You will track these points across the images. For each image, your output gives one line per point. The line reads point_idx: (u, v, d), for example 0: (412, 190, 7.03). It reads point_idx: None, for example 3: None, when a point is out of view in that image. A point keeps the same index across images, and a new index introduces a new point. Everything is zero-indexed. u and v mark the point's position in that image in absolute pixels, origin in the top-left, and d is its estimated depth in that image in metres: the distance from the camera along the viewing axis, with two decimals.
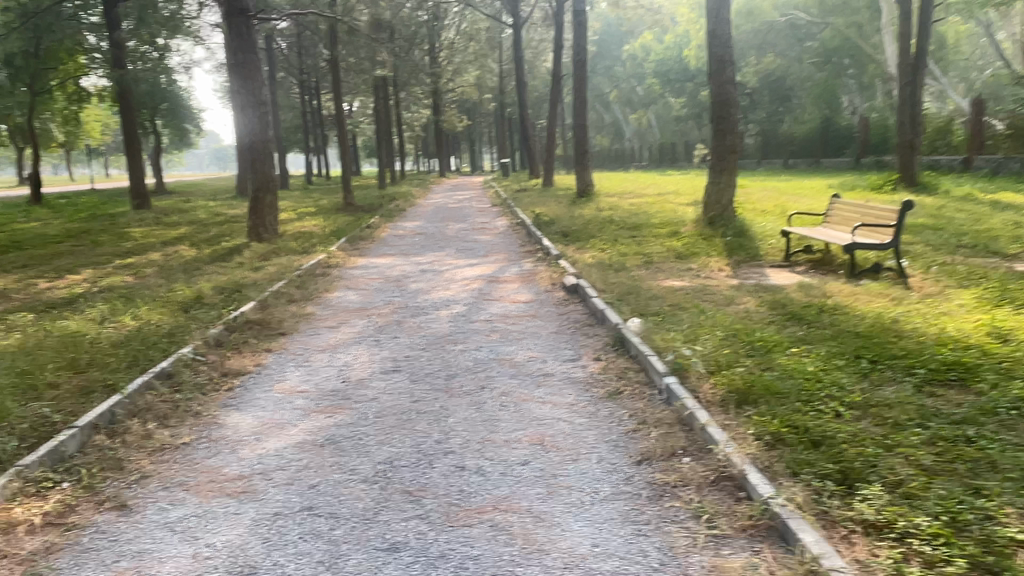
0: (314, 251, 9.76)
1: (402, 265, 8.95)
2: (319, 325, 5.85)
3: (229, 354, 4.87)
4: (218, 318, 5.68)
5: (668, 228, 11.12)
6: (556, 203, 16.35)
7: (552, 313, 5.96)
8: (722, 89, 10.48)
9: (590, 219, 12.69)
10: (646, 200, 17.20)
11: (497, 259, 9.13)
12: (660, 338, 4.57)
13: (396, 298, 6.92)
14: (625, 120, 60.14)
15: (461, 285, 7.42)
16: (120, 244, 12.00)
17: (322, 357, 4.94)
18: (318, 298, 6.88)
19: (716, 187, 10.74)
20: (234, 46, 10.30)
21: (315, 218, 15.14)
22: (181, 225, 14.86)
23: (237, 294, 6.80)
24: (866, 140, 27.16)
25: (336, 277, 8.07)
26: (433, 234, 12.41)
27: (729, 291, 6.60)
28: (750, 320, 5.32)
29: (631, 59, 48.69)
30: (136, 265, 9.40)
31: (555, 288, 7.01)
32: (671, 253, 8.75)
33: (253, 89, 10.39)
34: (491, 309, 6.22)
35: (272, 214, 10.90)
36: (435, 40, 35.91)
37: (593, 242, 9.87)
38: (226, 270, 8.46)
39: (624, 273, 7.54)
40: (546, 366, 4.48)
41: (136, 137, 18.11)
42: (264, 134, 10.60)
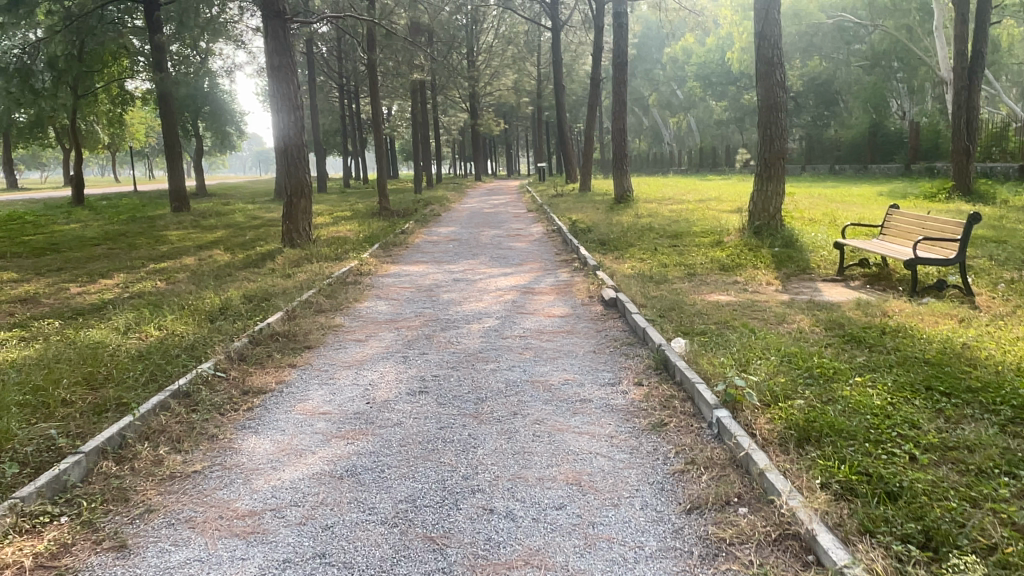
0: (346, 257, 9.59)
1: (435, 273, 8.73)
2: (346, 338, 5.62)
3: (250, 370, 4.65)
4: (242, 330, 5.48)
5: (711, 237, 10.72)
6: (594, 208, 16.01)
7: (590, 330, 5.64)
8: (770, 93, 10.16)
9: (628, 227, 12.34)
10: (687, 206, 16.76)
11: (532, 268, 8.84)
12: (708, 363, 4.23)
13: (426, 310, 6.68)
14: (664, 124, 59.40)
15: (494, 297, 7.14)
16: (155, 248, 12.02)
17: (347, 374, 4.69)
18: (347, 308, 6.67)
19: (763, 195, 10.33)
20: (270, 49, 10.17)
21: (350, 223, 15.03)
22: (217, 228, 14.88)
23: (266, 303, 6.62)
24: (917, 145, 26.22)
25: (367, 286, 7.87)
26: (467, 240, 12.18)
27: (778, 308, 6.21)
28: (804, 343, 4.94)
29: (671, 62, 48.07)
30: (169, 270, 9.33)
31: (592, 301, 6.69)
32: (715, 265, 8.36)
33: (290, 93, 10.26)
34: (526, 323, 5.94)
35: (306, 220, 10.74)
36: (473, 44, 35.82)
37: (633, 252, 9.52)
38: (257, 277, 8.32)
39: (666, 286, 7.20)
40: (583, 391, 4.16)
41: (176, 140, 18.24)
42: (301, 137, 10.46)
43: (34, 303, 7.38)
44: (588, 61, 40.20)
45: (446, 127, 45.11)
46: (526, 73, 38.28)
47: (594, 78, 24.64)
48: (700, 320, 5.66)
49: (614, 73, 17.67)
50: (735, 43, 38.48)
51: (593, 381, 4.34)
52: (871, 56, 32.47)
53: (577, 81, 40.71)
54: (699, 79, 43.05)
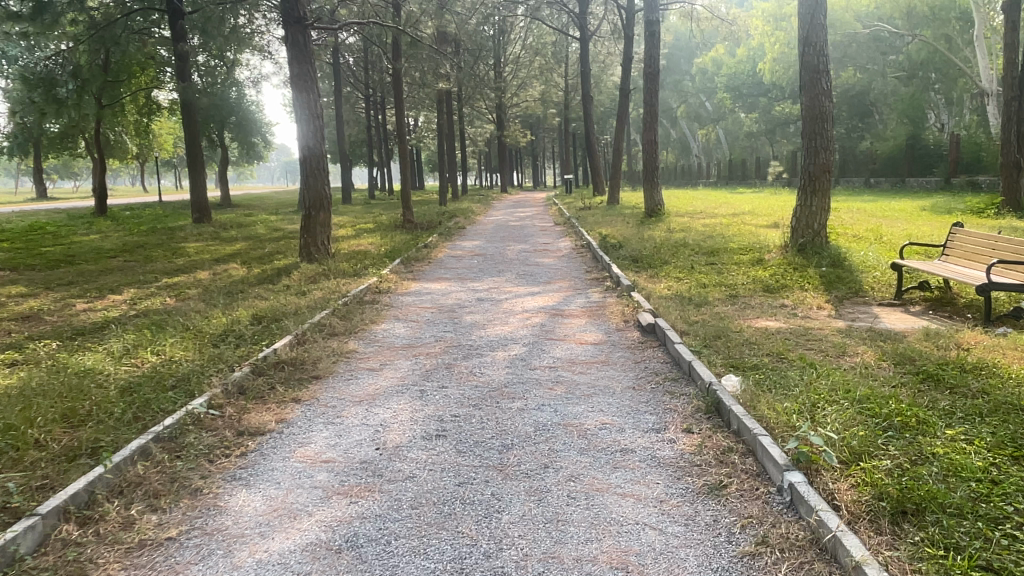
0: (365, 273, 9.15)
1: (458, 291, 8.24)
2: (358, 367, 5.12)
3: (248, 407, 4.16)
4: (246, 358, 5.00)
5: (750, 255, 10.12)
6: (623, 222, 15.47)
7: (627, 360, 5.09)
8: (815, 103, 9.59)
9: (661, 242, 11.77)
10: (721, 220, 16.13)
11: (560, 287, 8.31)
12: (771, 409, 3.66)
13: (448, 334, 6.17)
14: (692, 136, 58.60)
15: (520, 320, 6.62)
16: (172, 260, 11.70)
17: (356, 411, 4.19)
18: (362, 331, 6.19)
19: (807, 211, 9.72)
20: (290, 56, 9.76)
21: (372, 236, 14.65)
22: (238, 240, 14.55)
23: (275, 325, 6.14)
24: (958, 158, 25.24)
25: (385, 305, 7.40)
26: (492, 255, 11.70)
27: (836, 338, 5.60)
28: (874, 382, 4.35)
29: (701, 73, 47.44)
30: (180, 286, 8.94)
31: (628, 326, 6.13)
32: (759, 287, 7.76)
33: (309, 103, 9.87)
34: (556, 351, 5.40)
35: (324, 233, 10.28)
36: (500, 55, 35.54)
37: (668, 271, 8.94)
38: (271, 294, 7.89)
39: (708, 310, 6.63)
40: (625, 439, 3.61)
41: (198, 150, 18.03)
42: (320, 148, 10.05)
43: (36, 321, 7.03)
44: (616, 72, 39.73)
45: (472, 137, 44.89)
46: (554, 84, 37.87)
47: (624, 88, 24.11)
48: (751, 352, 5.08)
49: (645, 83, 17.13)
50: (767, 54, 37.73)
51: (635, 425, 3.78)
52: (908, 68, 31.54)
53: (604, 92, 40.23)
54: (729, 91, 42.33)
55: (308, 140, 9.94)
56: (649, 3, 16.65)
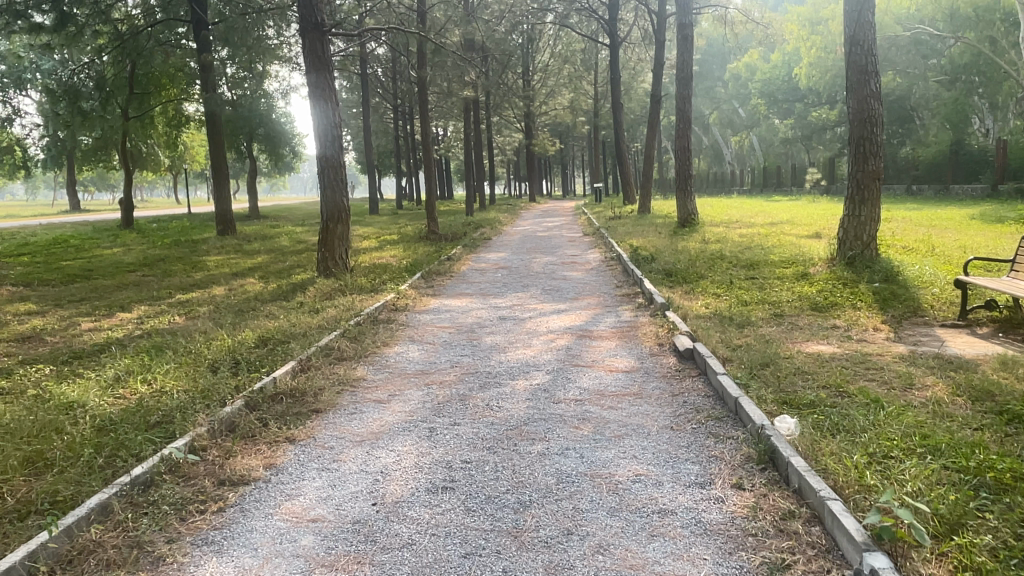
0: (383, 289, 8.71)
1: (479, 309, 7.75)
2: (365, 398, 4.64)
3: (235, 449, 3.70)
4: (242, 388, 4.56)
5: (793, 268, 9.49)
6: (656, 232, 14.90)
7: (664, 393, 4.54)
8: (863, 106, 8.98)
9: (696, 254, 11.18)
10: (758, 230, 15.48)
11: (589, 304, 7.77)
12: (837, 464, 3.10)
13: (465, 357, 5.67)
14: (725, 143, 57.58)
15: (546, 342, 6.09)
16: (190, 274, 11.40)
17: (357, 453, 3.71)
18: (373, 355, 5.72)
19: (855, 221, 9.07)
20: (309, 64, 9.40)
21: (396, 248, 14.25)
22: (260, 253, 14.26)
23: (280, 349, 5.70)
24: (1005, 164, 24.14)
25: (402, 325, 6.96)
26: (518, 268, 11.21)
27: (898, 366, 4.99)
28: (953, 424, 3.75)
29: (734, 78, 46.57)
30: (192, 302, 8.59)
31: (663, 351, 5.56)
32: (805, 305, 7.15)
33: (328, 111, 9.48)
34: (583, 380, 4.88)
35: (343, 246, 9.88)
36: (528, 63, 35.16)
37: (704, 286, 8.35)
38: (282, 312, 7.47)
39: (751, 333, 6.05)
40: (663, 498, 3.07)
41: (222, 162, 17.85)
42: (339, 157, 9.68)
43: (36, 342, 6.69)
44: (646, 78, 39.10)
45: (501, 146, 44.64)
46: (583, 92, 37.38)
47: (655, 95, 23.50)
48: (803, 386, 4.50)
49: (678, 89, 16.54)
50: (803, 58, 36.82)
51: (675, 479, 3.26)
52: (950, 71, 30.45)
53: (635, 99, 39.60)
54: (763, 97, 41.42)
55: (326, 149, 9.56)
56: (682, 6, 16.06)
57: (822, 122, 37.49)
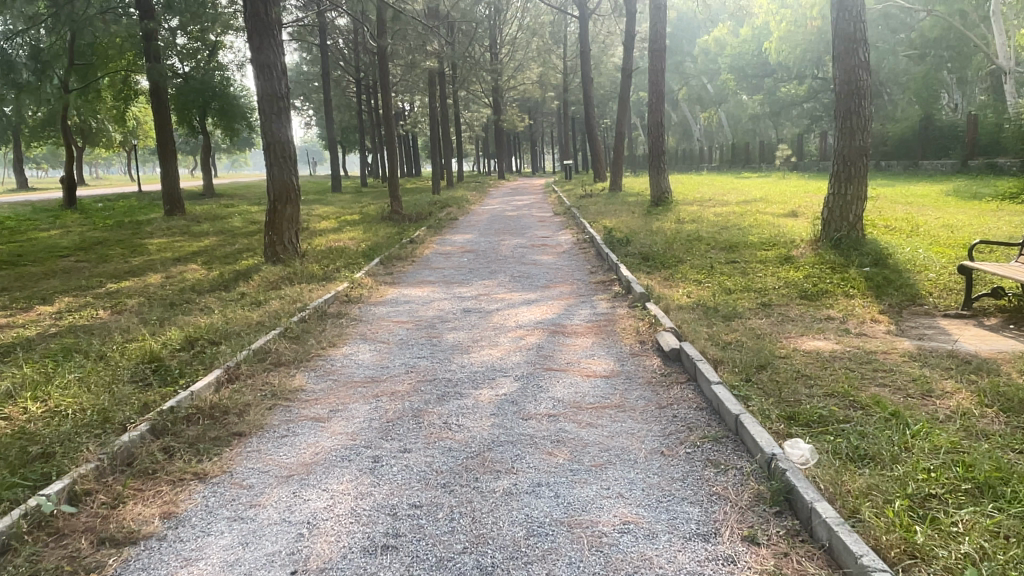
0: (336, 276, 7.96)
1: (440, 299, 7.06)
2: (300, 416, 3.94)
3: (127, 493, 2.99)
4: (150, 409, 3.83)
5: (776, 250, 8.93)
6: (628, 211, 14.31)
7: (649, 405, 3.91)
8: (851, 76, 8.39)
9: (672, 235, 10.59)
10: (733, 209, 14.95)
11: (561, 293, 7.13)
12: (876, 514, 2.49)
13: (421, 360, 4.98)
14: (694, 119, 57.11)
15: (513, 340, 5.42)
16: (128, 260, 10.50)
17: (280, 496, 3.02)
18: (316, 359, 5.00)
19: (841, 200, 8.52)
20: (251, 29, 8.54)
21: (356, 229, 13.46)
22: (209, 235, 13.35)
23: (208, 352, 4.96)
24: (975, 140, 23.88)
25: (354, 319, 6.24)
26: (484, 251, 10.52)
27: (909, 367, 4.42)
28: (992, 447, 3.17)
29: (704, 53, 46.01)
30: (122, 293, 7.76)
31: (645, 350, 4.93)
32: (793, 293, 6.58)
33: (272, 81, 8.62)
34: (555, 389, 4.23)
35: (291, 230, 9.07)
36: (495, 35, 34.06)
37: (683, 272, 7.74)
38: (219, 305, 6.70)
39: (741, 327, 5.45)
40: (657, 559, 2.44)
41: (170, 138, 16.76)
42: (286, 132, 8.84)
43: None
44: (616, 52, 38.29)
45: (469, 122, 43.69)
46: (552, 66, 36.46)
47: (626, 68, 22.75)
48: (808, 395, 3.91)
49: (651, 61, 15.80)
50: (774, 33, 36.29)
51: (670, 529, 2.63)
52: (920, 46, 29.74)
53: (604, 74, 38.79)
54: (733, 72, 40.84)
55: (272, 123, 8.72)
56: None
57: (792, 98, 37.12)
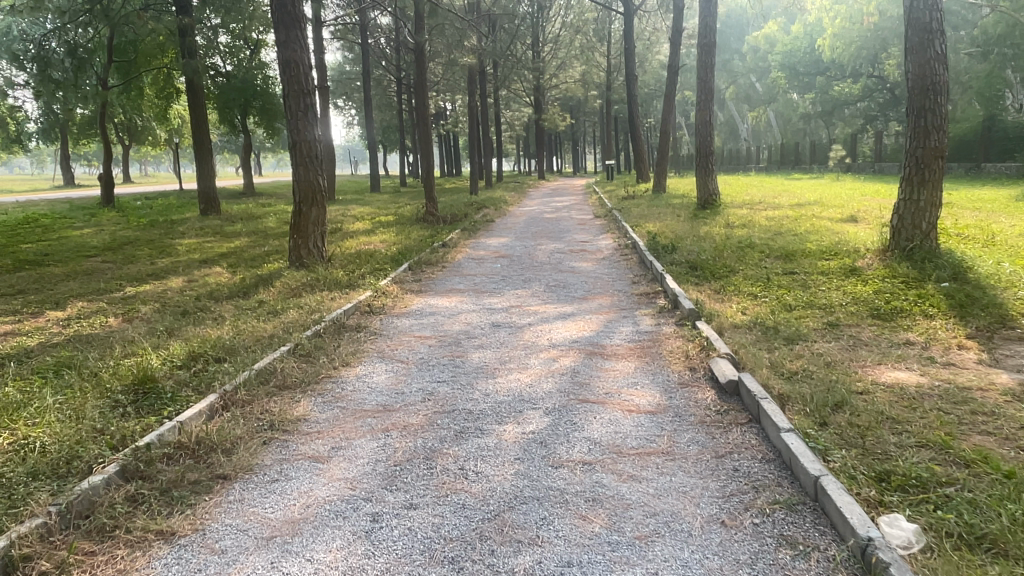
0: (361, 283, 7.49)
1: (470, 311, 6.52)
2: (297, 455, 3.41)
3: (72, 559, 2.49)
4: (125, 443, 3.34)
5: (838, 260, 8.18)
6: (674, 215, 13.60)
7: (704, 454, 3.30)
8: (925, 70, 7.60)
9: (721, 242, 9.89)
10: (787, 212, 14.14)
11: (601, 306, 6.53)
12: None
13: (441, 385, 4.42)
14: (741, 119, 55.68)
15: (545, 362, 4.83)
16: (154, 261, 10.21)
17: (255, 567, 2.48)
18: (325, 382, 4.48)
19: (913, 206, 7.73)
20: (277, 23, 8.14)
21: (388, 231, 13.02)
22: (240, 235, 13.07)
23: (209, 373, 4.49)
24: None
25: (375, 333, 5.74)
26: (520, 256, 9.96)
27: (1015, 411, 3.71)
28: None
29: (753, 50, 44.73)
30: (138, 298, 7.40)
31: (697, 380, 4.31)
32: (862, 313, 5.89)
33: (298, 76, 8.19)
34: (593, 428, 3.63)
35: (317, 233, 8.61)
36: (538, 33, 33.46)
37: (735, 285, 7.07)
38: (233, 315, 6.26)
39: (807, 354, 4.79)
40: None
41: (205, 136, 16.55)
42: (314, 130, 8.38)
43: None
44: (661, 49, 37.35)
45: (511, 120, 43.26)
46: (595, 64, 35.73)
47: (672, 66, 21.94)
48: (898, 447, 3.25)
49: (700, 57, 15.01)
50: (827, 29, 34.97)
51: None
52: (982, 43, 27.29)
53: (649, 72, 37.89)
54: (783, 70, 39.52)
55: (298, 121, 8.26)
56: None
57: (844, 97, 35.73)
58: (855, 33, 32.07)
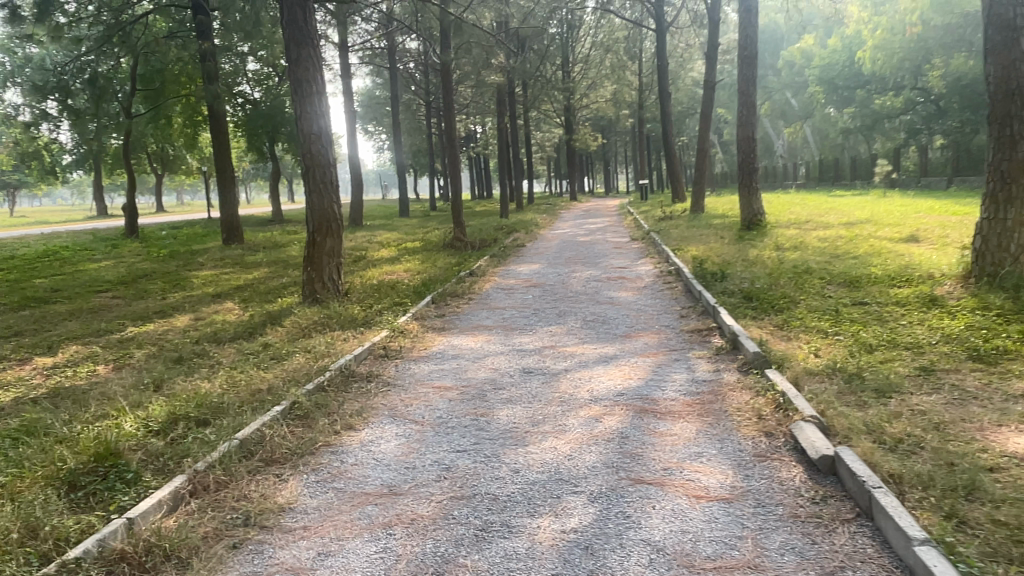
0: (378, 321, 6.77)
1: (498, 354, 5.74)
2: (273, 566, 2.66)
3: None
4: (53, 556, 2.61)
5: (912, 288, 7.22)
6: (717, 237, 12.74)
7: (805, 570, 2.46)
8: (1011, 72, 6.64)
9: (774, 267, 9.00)
10: (839, 232, 13.18)
11: (648, 347, 5.70)
12: None
13: (461, 456, 3.62)
14: (777, 135, 54.40)
15: (586, 424, 4.02)
16: (165, 296, 9.65)
17: None
18: (323, 453, 3.72)
19: (999, 225, 6.76)
20: (288, 41, 7.56)
21: (414, 259, 12.35)
22: (261, 266, 12.52)
23: (186, 443, 3.77)
24: None
25: (388, 384, 4.99)
26: (553, 286, 9.18)
27: None
28: None
29: (788, 65, 43.69)
30: (136, 341, 6.77)
31: (777, 453, 3.47)
32: (959, 355, 4.98)
33: (311, 97, 7.58)
34: (653, 525, 2.81)
35: (332, 265, 7.94)
36: (567, 53, 32.93)
37: (800, 319, 6.20)
38: (232, 362, 5.58)
39: (908, 413, 3.91)
40: None
41: (228, 163, 16.11)
42: (329, 154, 7.75)
43: None
44: (695, 66, 36.56)
45: (541, 142, 42.75)
46: (627, 83, 35.05)
47: (708, 81, 21.11)
48: None
49: (741, 69, 14.17)
50: (867, 41, 33.88)
51: None
52: None
53: (682, 90, 37.08)
54: (821, 84, 38.38)
55: (312, 144, 7.64)
56: None
57: (886, 110, 34.51)
58: (897, 44, 30.92)
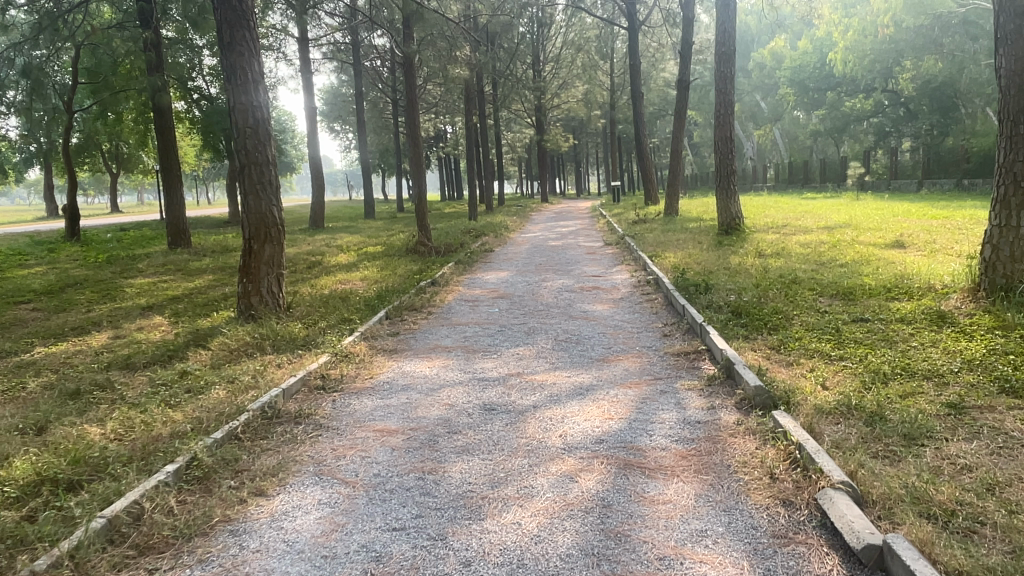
0: (319, 342, 5.91)
1: (457, 384, 4.92)
2: None
3: None
4: None
5: (915, 302, 6.54)
6: (696, 243, 12.07)
7: None
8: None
9: (760, 277, 8.32)
10: (821, 237, 12.59)
11: (630, 374, 4.94)
12: None
13: (397, 539, 2.77)
14: (746, 138, 54.29)
15: (557, 485, 3.23)
16: (91, 308, 8.66)
17: None
18: (217, 534, 2.87)
19: (1011, 233, 6.10)
20: (220, 22, 6.65)
21: (372, 265, 11.48)
22: (206, 272, 11.54)
23: (35, 522, 2.87)
24: None
25: (319, 426, 4.14)
26: (522, 297, 8.40)
27: None
28: None
29: (759, 67, 43.47)
30: (35, 366, 5.85)
31: (802, 534, 2.70)
32: (989, 387, 4.26)
33: (246, 87, 6.70)
34: None
35: (271, 275, 7.06)
36: (536, 52, 32.16)
37: (798, 340, 5.49)
38: (139, 395, 4.70)
39: (951, 470, 3.17)
40: None
41: (174, 162, 15.05)
42: (268, 152, 6.89)
43: None
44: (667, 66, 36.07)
45: (511, 143, 41.97)
46: (598, 83, 34.36)
47: (683, 80, 20.46)
48: None
49: (718, 67, 13.48)
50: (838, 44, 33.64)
51: None
52: None
53: (653, 90, 36.54)
54: (792, 86, 38.18)
55: (247, 139, 6.76)
56: None
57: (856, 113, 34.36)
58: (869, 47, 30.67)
